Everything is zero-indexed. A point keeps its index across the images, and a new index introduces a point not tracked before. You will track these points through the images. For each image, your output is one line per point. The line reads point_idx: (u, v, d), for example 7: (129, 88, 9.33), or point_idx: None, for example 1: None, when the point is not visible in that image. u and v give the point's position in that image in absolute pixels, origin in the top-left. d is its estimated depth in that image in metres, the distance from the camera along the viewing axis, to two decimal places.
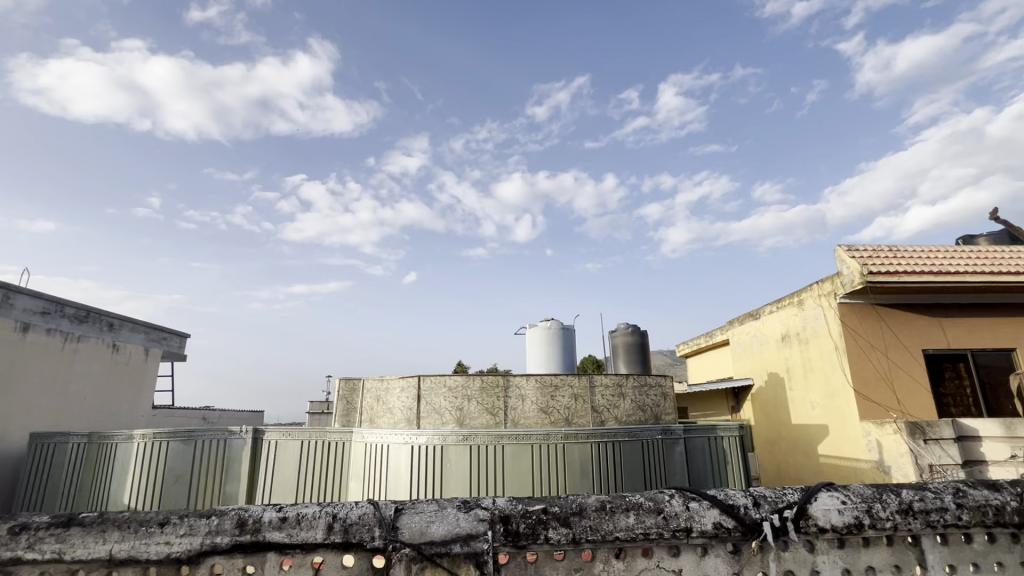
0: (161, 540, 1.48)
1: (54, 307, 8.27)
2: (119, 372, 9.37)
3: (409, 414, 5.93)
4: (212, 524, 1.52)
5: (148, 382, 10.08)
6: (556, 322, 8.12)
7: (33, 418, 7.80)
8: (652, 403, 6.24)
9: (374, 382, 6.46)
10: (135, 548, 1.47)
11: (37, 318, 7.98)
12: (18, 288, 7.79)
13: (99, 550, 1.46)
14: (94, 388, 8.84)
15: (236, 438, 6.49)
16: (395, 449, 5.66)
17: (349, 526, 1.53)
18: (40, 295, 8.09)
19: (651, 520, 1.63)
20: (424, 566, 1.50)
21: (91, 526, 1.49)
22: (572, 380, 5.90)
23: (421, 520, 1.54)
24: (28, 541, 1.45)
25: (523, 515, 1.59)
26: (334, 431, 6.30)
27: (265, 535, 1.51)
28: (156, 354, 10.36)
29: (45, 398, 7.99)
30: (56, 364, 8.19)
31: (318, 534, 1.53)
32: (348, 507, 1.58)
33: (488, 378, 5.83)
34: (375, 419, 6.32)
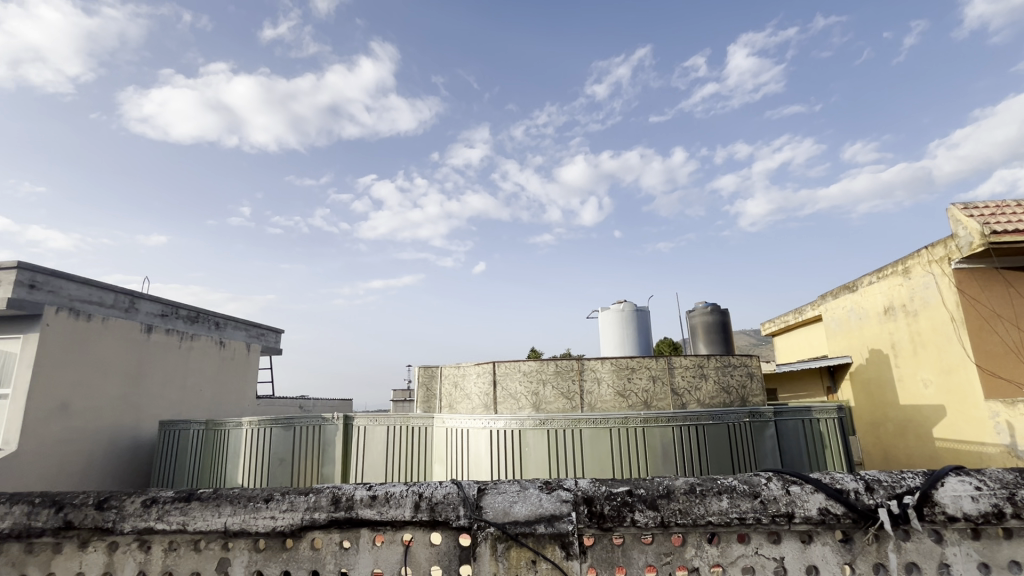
0: (267, 514, 1.59)
1: (171, 309, 9.24)
2: (227, 366, 10.37)
3: (486, 399, 6.05)
4: (310, 501, 1.61)
5: (252, 374, 11.06)
6: (629, 305, 7.91)
7: (160, 408, 8.84)
8: (738, 384, 5.91)
9: (451, 368, 6.65)
10: (246, 521, 1.59)
11: (157, 320, 8.96)
12: (141, 294, 8.77)
13: (215, 522, 1.59)
14: (207, 381, 9.85)
15: (328, 424, 6.96)
16: (474, 434, 5.79)
17: (435, 504, 1.57)
18: (159, 299, 9.06)
19: (746, 504, 1.52)
20: (509, 546, 1.50)
21: (208, 501, 1.63)
22: (649, 363, 5.72)
23: (505, 501, 1.55)
24: (158, 513, 1.61)
25: (607, 497, 1.55)
26: (417, 417, 6.57)
27: (358, 512, 1.58)
28: (257, 349, 11.34)
29: (168, 391, 9.02)
30: (175, 360, 9.19)
31: (406, 512, 1.57)
32: (432, 487, 1.62)
33: (562, 363, 5.81)
34: (454, 405, 6.52)
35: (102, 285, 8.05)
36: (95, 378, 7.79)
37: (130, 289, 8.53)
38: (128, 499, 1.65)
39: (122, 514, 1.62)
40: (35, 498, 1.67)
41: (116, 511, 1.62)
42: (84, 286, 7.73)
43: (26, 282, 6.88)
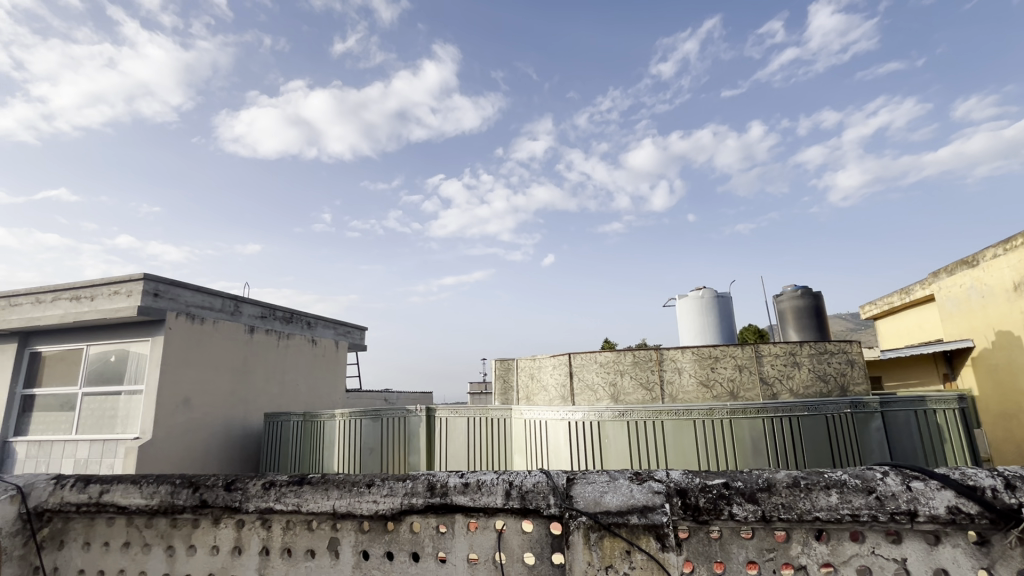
0: (370, 498, 1.70)
1: (269, 311, 10.09)
2: (319, 362, 11.18)
3: (563, 391, 6.06)
4: (407, 487, 1.71)
5: (341, 369, 11.82)
6: (710, 291, 7.55)
7: (264, 401, 9.70)
8: (836, 372, 5.46)
9: (527, 360, 6.72)
10: (352, 504, 1.71)
11: (258, 321, 9.83)
12: (244, 298, 9.65)
13: (325, 504, 1.73)
14: (302, 376, 10.67)
15: (412, 415, 7.30)
16: (553, 425, 5.83)
17: (525, 493, 1.60)
18: (258, 302, 9.92)
19: (859, 500, 1.41)
20: (602, 536, 1.49)
21: (317, 485, 1.77)
22: (734, 351, 5.45)
23: (595, 490, 1.55)
24: (276, 494, 1.78)
25: (702, 489, 1.50)
26: (496, 409, 6.71)
27: (452, 498, 1.65)
28: (345, 345, 12.11)
29: (270, 386, 9.88)
30: (274, 357, 10.04)
31: (498, 499, 1.62)
32: (522, 476, 1.65)
33: (640, 353, 5.68)
34: (532, 397, 6.59)
35: (211, 291, 8.95)
36: (209, 375, 8.69)
37: (234, 294, 9.40)
38: (251, 482, 1.83)
39: (246, 495, 1.80)
40: (176, 479, 1.90)
41: (241, 492, 1.81)
42: (197, 293, 8.65)
43: (151, 291, 7.84)
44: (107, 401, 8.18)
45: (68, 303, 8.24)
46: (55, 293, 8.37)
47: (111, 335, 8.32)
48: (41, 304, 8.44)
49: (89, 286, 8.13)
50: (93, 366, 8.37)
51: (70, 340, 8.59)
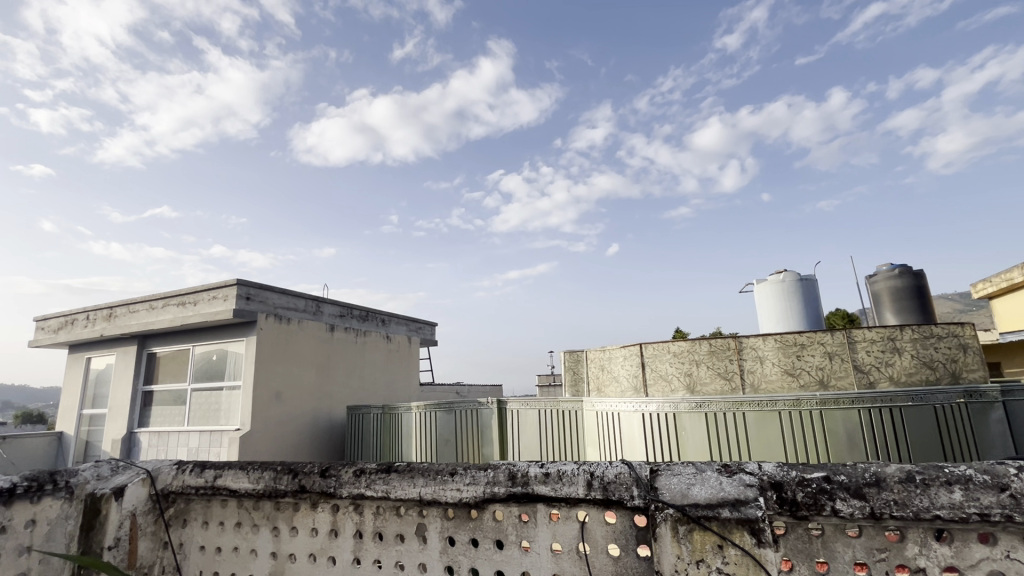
0: (454, 486, 1.75)
1: (347, 310, 10.68)
2: (394, 358, 11.70)
3: (636, 382, 5.93)
4: (489, 476, 1.74)
5: (415, 363, 12.29)
6: (792, 274, 7.07)
7: (347, 395, 10.31)
8: (945, 358, 4.92)
9: (597, 352, 6.65)
10: (436, 491, 1.77)
11: (338, 320, 10.43)
12: (324, 299, 10.27)
13: (411, 492, 1.80)
14: (379, 371, 11.21)
15: (484, 408, 7.48)
16: (626, 417, 5.73)
17: (607, 484, 1.58)
18: (337, 302, 10.52)
19: (989, 498, 1.26)
20: (691, 529, 1.44)
21: (404, 473, 1.85)
22: (822, 337, 5.08)
23: (681, 483, 1.50)
24: (366, 481, 1.88)
25: (799, 483, 1.41)
26: (567, 401, 6.70)
27: (533, 488, 1.66)
28: (418, 341, 12.57)
29: (351, 381, 10.47)
30: (354, 353, 10.63)
31: (579, 490, 1.60)
32: (603, 467, 1.63)
33: (717, 342, 5.45)
34: (603, 388, 6.52)
35: (295, 293, 9.61)
36: (297, 371, 9.35)
37: (315, 295, 10.04)
38: (343, 470, 1.95)
39: (340, 481, 1.91)
40: (278, 465, 2.06)
41: (335, 478, 1.92)
42: (283, 295, 9.33)
43: (243, 295, 8.55)
44: (211, 396, 9.04)
45: (175, 308, 9.17)
46: (164, 300, 9.34)
47: (212, 336, 9.17)
48: (154, 310, 9.45)
49: (192, 292, 8.99)
50: (199, 364, 9.28)
51: (179, 342, 9.56)
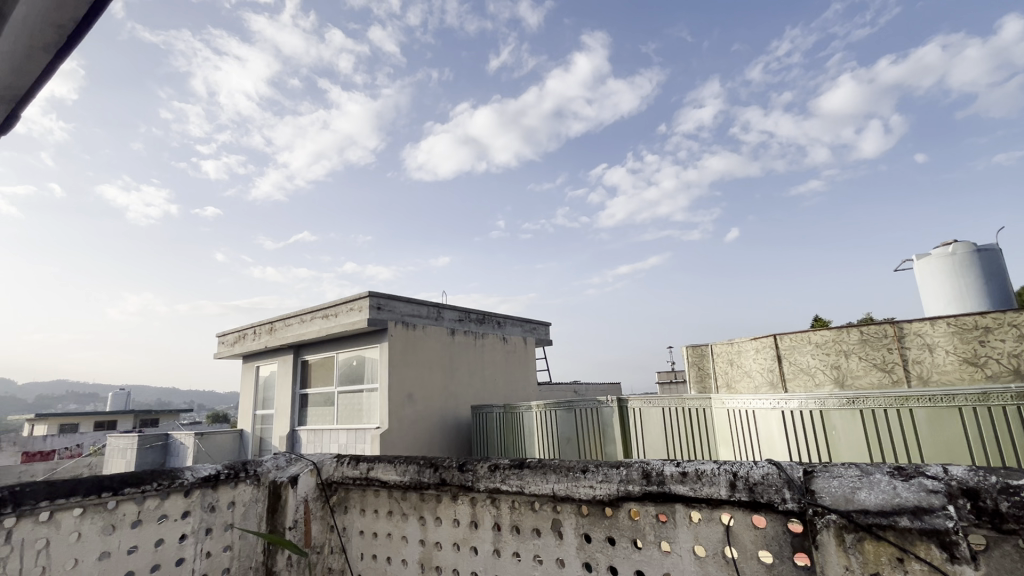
0: (587, 483, 1.75)
1: (466, 314, 11.22)
2: (512, 358, 12.06)
3: (771, 376, 5.46)
4: (622, 474, 1.71)
5: (532, 364, 12.55)
6: (964, 246, 6.00)
7: (471, 395, 10.85)
8: None
9: (724, 345, 6.24)
10: (570, 488, 1.78)
11: (458, 324, 11.00)
12: (445, 304, 10.89)
13: (545, 487, 1.84)
14: (499, 372, 11.63)
15: (605, 407, 7.57)
16: (763, 415, 5.28)
17: (754, 485, 1.47)
18: (456, 306, 11.09)
19: None
20: (861, 538, 1.28)
21: (536, 469, 1.89)
22: (1014, 318, 4.16)
23: (844, 486, 1.35)
24: (501, 476, 1.95)
25: (1003, 491, 1.17)
26: (693, 398, 6.41)
27: (671, 488, 1.60)
28: (533, 342, 12.81)
29: (473, 382, 11.00)
30: (474, 355, 11.16)
31: (722, 491, 1.51)
32: (748, 467, 1.52)
33: (870, 329, 4.82)
34: (733, 384, 6.10)
35: (419, 300, 10.33)
36: (425, 373, 10.06)
37: (437, 301, 10.70)
38: (479, 465, 2.05)
39: (477, 475, 2.01)
40: (421, 460, 2.23)
41: (472, 473, 2.03)
42: (408, 304, 10.08)
43: (375, 305, 9.42)
44: (354, 397, 10.08)
45: (321, 320, 10.37)
46: (311, 313, 10.61)
47: (352, 344, 10.23)
48: (304, 322, 10.78)
49: (333, 305, 10.10)
50: (343, 369, 10.41)
51: (325, 349, 10.82)
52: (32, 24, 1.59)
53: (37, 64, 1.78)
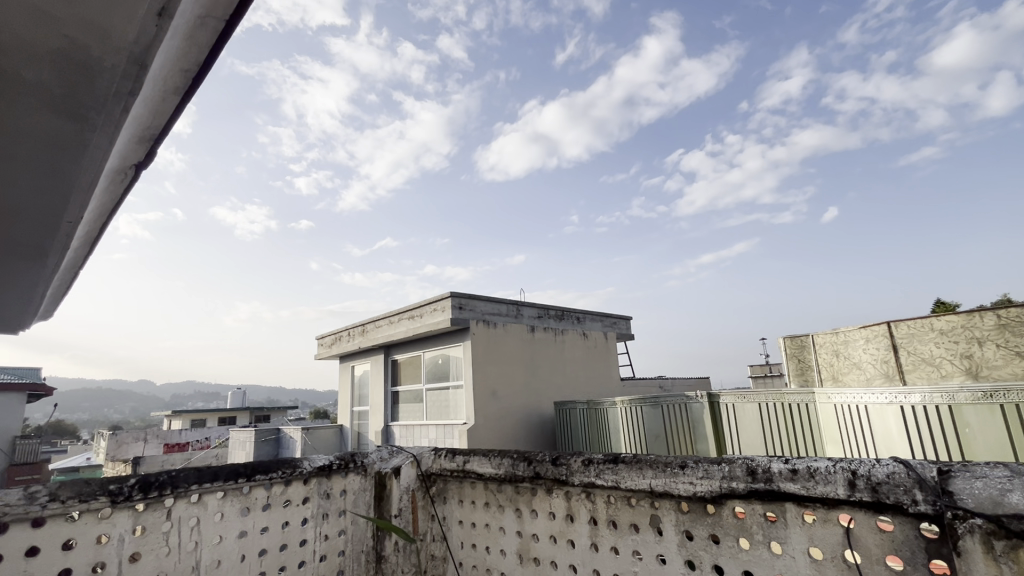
0: (686, 479, 1.71)
1: (544, 311, 11.27)
2: (593, 354, 11.94)
3: (886, 368, 4.96)
4: (724, 470, 1.65)
5: (613, 359, 12.35)
6: None
7: (553, 391, 10.89)
8: None
9: (827, 335, 5.76)
10: (668, 484, 1.75)
11: (537, 321, 11.08)
12: (524, 302, 11.01)
13: (641, 483, 1.81)
14: (580, 368, 11.56)
15: (694, 402, 7.31)
16: (877, 411, 4.82)
17: (877, 485, 1.35)
18: (535, 304, 11.17)
19: None
20: (1014, 547, 1.13)
21: (631, 464, 1.87)
22: None
23: (990, 488, 1.20)
24: (595, 470, 1.95)
25: None
26: (794, 393, 6.00)
27: (779, 485, 1.51)
28: (614, 336, 12.60)
29: (555, 378, 11.03)
30: (555, 351, 11.19)
31: (839, 490, 1.41)
32: (869, 465, 1.40)
33: (1010, 313, 4.20)
34: (839, 377, 5.60)
35: (498, 299, 10.53)
36: (508, 370, 10.24)
37: (516, 298, 10.83)
38: (573, 459, 2.06)
39: (571, 470, 2.03)
40: (514, 454, 2.29)
41: (566, 467, 2.05)
42: (489, 303, 10.32)
43: (457, 305, 9.75)
44: (441, 394, 10.50)
45: (407, 321, 10.90)
46: (398, 315, 11.20)
47: (437, 343, 10.66)
48: (392, 324, 11.40)
49: (418, 306, 10.58)
50: (430, 367, 10.89)
51: (413, 349, 11.37)
52: (165, 70, 1.83)
53: (168, 107, 2.04)
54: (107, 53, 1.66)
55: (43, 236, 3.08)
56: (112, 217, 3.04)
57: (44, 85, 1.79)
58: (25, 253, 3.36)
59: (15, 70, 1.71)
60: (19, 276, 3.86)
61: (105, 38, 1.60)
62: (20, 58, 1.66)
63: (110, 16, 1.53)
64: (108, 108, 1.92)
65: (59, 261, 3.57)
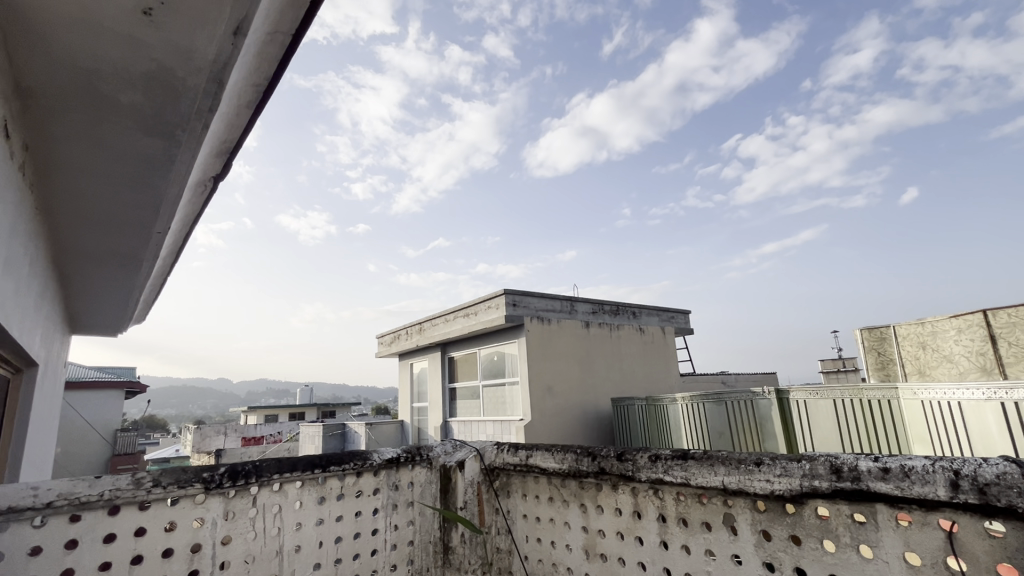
0: (763, 477, 1.63)
1: (599, 306, 11.13)
2: (650, 350, 11.67)
3: (982, 361, 4.56)
4: (805, 468, 1.55)
5: (672, 354, 12.01)
6: None
7: (610, 387, 10.74)
8: None
9: (911, 327, 5.27)
10: (742, 481, 1.67)
11: (592, 316, 10.96)
12: (578, 298, 10.92)
13: (713, 480, 1.74)
14: (638, 364, 11.33)
15: (761, 398, 7.03)
16: (973, 408, 4.38)
17: (985, 486, 1.23)
18: (589, 299, 11.04)
19: None
20: None
21: (701, 460, 1.80)
22: None
23: None
24: (663, 467, 1.90)
25: None
26: (872, 389, 5.65)
27: (868, 485, 1.41)
28: (673, 331, 12.25)
29: (612, 374, 10.86)
30: (610, 347, 11.02)
31: (939, 491, 1.29)
32: (974, 464, 1.28)
33: None
34: (927, 372, 5.14)
35: (552, 295, 10.50)
36: (563, 366, 10.20)
37: (570, 294, 10.76)
38: (639, 455, 2.01)
39: (637, 466, 1.98)
40: (578, 449, 2.27)
41: (631, 463, 2.01)
42: (542, 299, 10.31)
43: (511, 303, 9.82)
44: (498, 390, 10.62)
45: (463, 319, 11.10)
46: (454, 313, 11.42)
47: (492, 340, 10.78)
48: (448, 322, 11.65)
49: (472, 304, 10.74)
50: (486, 364, 11.03)
51: (468, 346, 11.56)
52: (239, 85, 1.96)
53: (242, 120, 2.19)
54: (190, 73, 1.79)
55: (136, 245, 3.38)
56: (195, 227, 3.29)
57: (137, 107, 1.95)
58: (120, 261, 3.69)
59: (113, 94, 1.88)
60: (117, 283, 4.26)
61: (189, 59, 1.72)
62: (117, 83, 1.83)
63: (192, 39, 1.64)
64: (190, 125, 2.07)
65: (152, 269, 3.92)
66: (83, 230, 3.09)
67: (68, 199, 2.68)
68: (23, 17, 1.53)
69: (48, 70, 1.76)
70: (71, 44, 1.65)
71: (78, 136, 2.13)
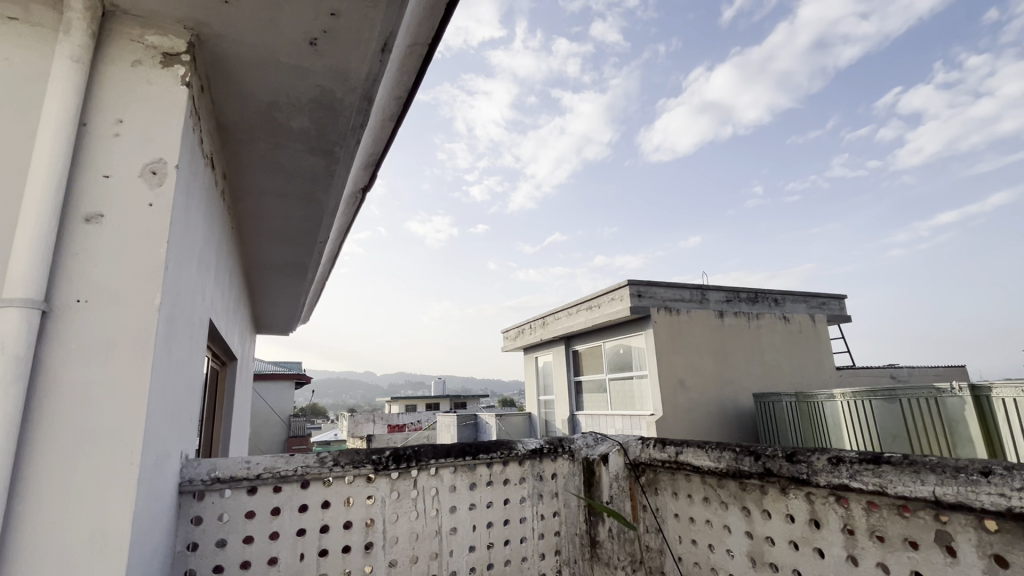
0: (993, 491, 1.33)
1: (734, 294, 10.28)
2: (798, 341, 10.49)
3: None
4: None
5: (825, 345, 10.69)
6: None
7: (751, 381, 9.86)
8: None
9: None
10: (964, 494, 1.38)
11: (726, 305, 10.16)
12: (709, 286, 10.18)
13: (920, 489, 1.47)
14: (783, 356, 10.25)
15: (949, 397, 6.17)
16: None
17: None
18: (721, 287, 10.24)
19: None
20: None
21: (901, 466, 1.53)
22: None
23: None
24: (849, 471, 1.65)
25: None
26: None
27: None
28: (824, 319, 10.87)
29: (752, 367, 9.96)
30: (750, 338, 10.11)
31: None
32: None
33: None
34: None
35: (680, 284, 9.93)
36: (696, 359, 9.60)
37: (701, 283, 10.07)
38: (814, 456, 1.78)
39: (813, 468, 1.75)
40: (736, 447, 2.08)
41: (806, 464, 1.78)
42: (670, 289, 9.80)
43: (636, 294, 9.49)
44: (625, 384, 10.34)
45: (586, 312, 11.00)
46: (576, 306, 11.37)
47: (618, 333, 10.52)
48: (571, 315, 11.63)
49: (595, 296, 10.59)
50: (611, 357, 10.82)
51: (593, 339, 11.44)
52: (385, 100, 2.12)
53: (386, 133, 2.38)
54: (347, 93, 1.97)
55: (303, 254, 3.86)
56: (348, 233, 3.66)
57: (305, 131, 2.20)
58: (291, 268, 4.25)
59: (287, 121, 2.14)
60: (289, 288, 4.92)
61: (345, 81, 1.90)
62: (290, 110, 2.08)
63: (349, 62, 1.81)
64: (346, 141, 2.29)
65: (314, 275, 4.47)
66: (264, 243, 3.62)
67: (254, 217, 3.15)
68: (223, 62, 1.80)
69: (240, 107, 2.07)
70: (257, 82, 1.91)
71: (262, 161, 2.48)
